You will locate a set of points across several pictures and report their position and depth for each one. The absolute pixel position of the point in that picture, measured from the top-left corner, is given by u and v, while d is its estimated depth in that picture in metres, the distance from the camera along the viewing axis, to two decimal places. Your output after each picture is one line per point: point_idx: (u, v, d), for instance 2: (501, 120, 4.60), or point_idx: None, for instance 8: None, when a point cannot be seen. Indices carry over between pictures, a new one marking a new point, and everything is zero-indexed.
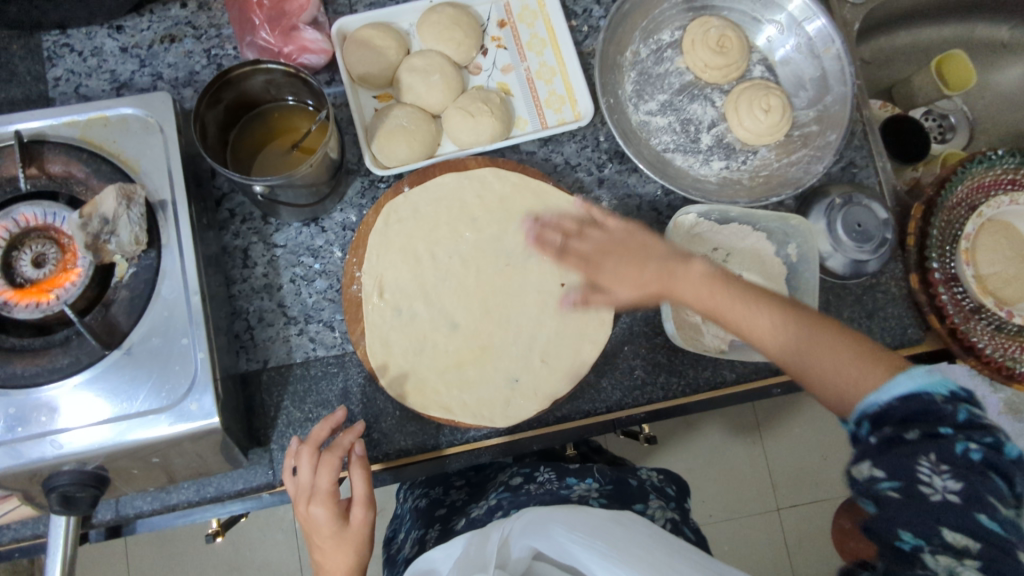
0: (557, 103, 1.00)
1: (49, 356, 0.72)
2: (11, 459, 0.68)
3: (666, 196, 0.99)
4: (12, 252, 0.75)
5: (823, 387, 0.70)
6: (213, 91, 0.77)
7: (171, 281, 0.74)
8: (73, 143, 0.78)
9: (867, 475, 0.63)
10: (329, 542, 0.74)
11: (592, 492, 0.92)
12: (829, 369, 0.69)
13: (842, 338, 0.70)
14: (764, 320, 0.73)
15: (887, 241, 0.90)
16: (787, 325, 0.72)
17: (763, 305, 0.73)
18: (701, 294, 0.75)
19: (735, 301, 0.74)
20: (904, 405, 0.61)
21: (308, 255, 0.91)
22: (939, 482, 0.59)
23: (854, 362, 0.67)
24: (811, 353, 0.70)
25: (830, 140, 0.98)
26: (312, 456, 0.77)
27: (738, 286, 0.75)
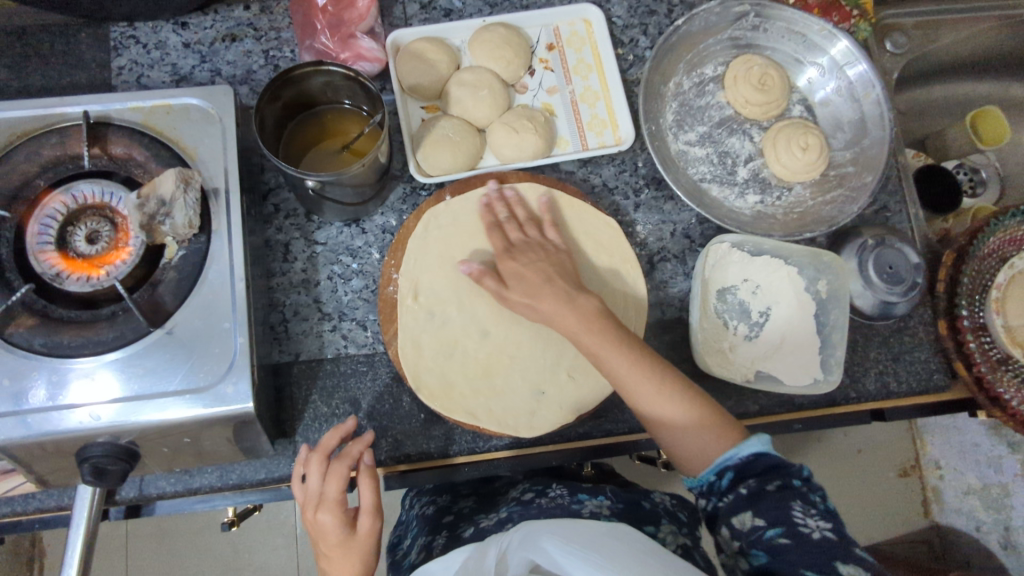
0: (599, 126, 1.02)
1: (95, 329, 0.74)
2: (22, 430, 0.69)
3: (700, 224, 1.00)
4: (67, 226, 0.77)
5: (673, 445, 0.77)
6: (275, 88, 0.80)
7: (218, 266, 0.76)
8: (136, 127, 0.81)
9: (749, 526, 0.69)
10: (336, 550, 0.74)
11: (603, 509, 0.92)
12: (682, 426, 0.75)
13: (703, 403, 0.77)
14: (640, 373, 0.75)
15: (918, 284, 0.91)
16: (657, 380, 0.76)
17: (643, 361, 0.76)
18: (583, 336, 0.76)
19: (621, 352, 0.76)
20: (759, 461, 0.72)
21: (347, 254, 0.93)
22: (813, 523, 0.68)
23: (714, 425, 0.75)
24: (678, 413, 0.75)
25: (866, 182, 0.99)
26: (321, 465, 0.76)
27: (615, 334, 0.77)
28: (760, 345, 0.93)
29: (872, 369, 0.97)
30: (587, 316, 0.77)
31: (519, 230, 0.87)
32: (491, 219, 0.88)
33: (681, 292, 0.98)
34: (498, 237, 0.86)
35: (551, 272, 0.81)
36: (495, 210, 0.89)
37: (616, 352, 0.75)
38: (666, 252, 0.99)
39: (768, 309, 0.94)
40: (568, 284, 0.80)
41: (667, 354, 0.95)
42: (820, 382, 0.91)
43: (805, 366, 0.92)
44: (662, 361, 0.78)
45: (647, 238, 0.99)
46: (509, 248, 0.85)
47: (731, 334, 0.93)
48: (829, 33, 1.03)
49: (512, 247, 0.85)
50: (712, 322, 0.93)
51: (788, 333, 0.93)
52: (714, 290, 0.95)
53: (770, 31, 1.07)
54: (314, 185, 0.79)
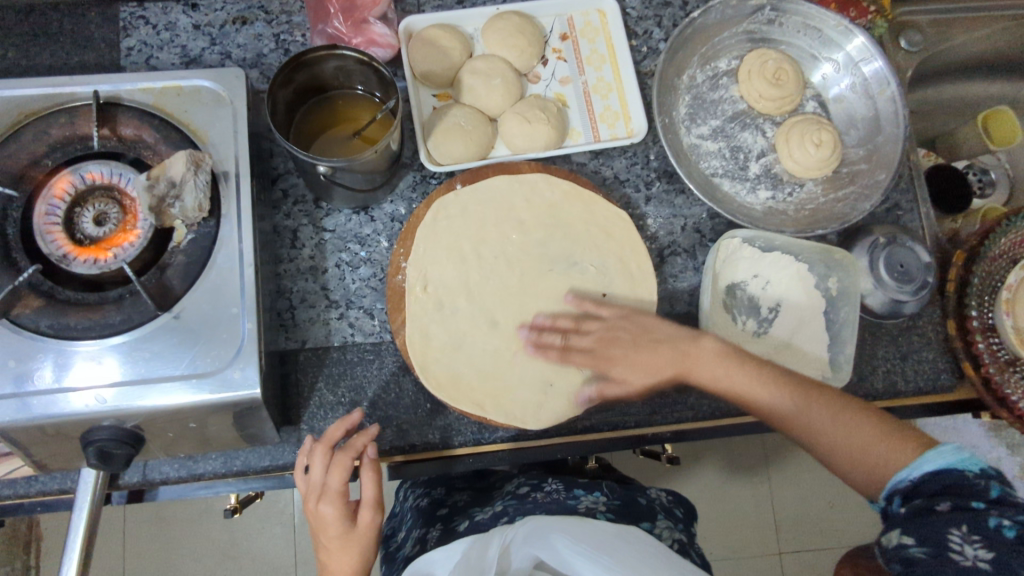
0: (612, 118, 1.01)
1: (101, 311, 0.73)
2: (18, 412, 0.68)
3: (711, 219, 1.00)
4: (74, 207, 0.77)
5: (854, 469, 0.73)
6: (288, 71, 0.79)
7: (227, 250, 0.76)
8: (147, 109, 0.80)
9: (896, 542, 0.65)
10: (335, 542, 0.74)
11: (599, 505, 0.92)
12: (856, 448, 0.73)
13: (864, 421, 0.74)
14: (788, 400, 0.77)
15: (928, 284, 0.91)
16: (811, 408, 0.76)
17: (789, 389, 0.77)
18: (727, 376, 0.79)
19: (760, 386, 0.78)
20: (935, 480, 0.65)
21: (355, 242, 0.92)
22: (970, 550, 0.60)
23: (879, 442, 0.72)
24: (830, 438, 0.75)
25: (878, 180, 0.99)
26: (325, 457, 0.76)
27: (758, 369, 0.79)
28: (769, 342, 0.92)
29: (879, 367, 0.97)
30: (731, 357, 0.80)
31: (584, 334, 0.84)
32: (554, 348, 0.85)
33: (691, 287, 0.97)
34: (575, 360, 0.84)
35: (651, 340, 0.82)
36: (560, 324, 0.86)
37: (761, 385, 0.78)
38: (676, 246, 0.99)
39: (777, 306, 0.94)
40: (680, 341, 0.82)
41: None
42: (828, 380, 0.91)
43: (813, 363, 0.92)
44: (814, 385, 0.78)
45: (657, 232, 0.99)
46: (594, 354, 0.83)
47: (740, 330, 0.93)
48: (846, 29, 1.02)
49: (595, 350, 0.83)
50: (721, 317, 0.93)
51: (797, 330, 0.93)
52: (724, 284, 0.95)
53: (785, 26, 1.07)
54: (326, 171, 0.78)
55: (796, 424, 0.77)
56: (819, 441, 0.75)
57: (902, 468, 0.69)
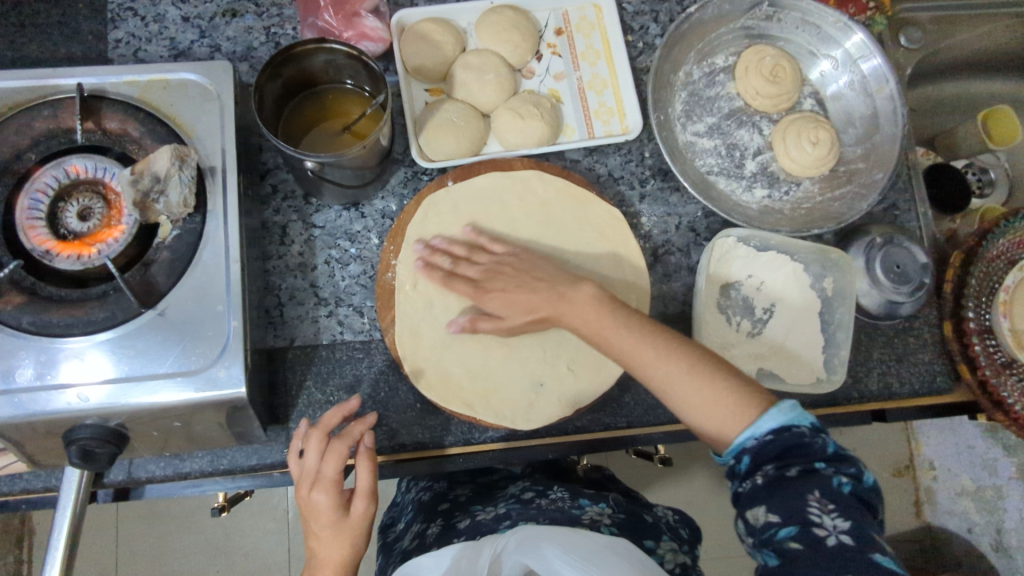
0: (607, 115, 1.00)
1: (84, 309, 0.72)
2: (11, 409, 0.67)
3: (706, 218, 0.98)
4: (58, 202, 0.75)
5: (693, 418, 0.66)
6: (276, 65, 0.78)
7: (213, 247, 0.74)
8: (132, 102, 0.79)
9: (762, 522, 0.60)
10: (326, 531, 0.72)
11: (603, 518, 0.90)
12: (695, 398, 0.66)
13: (714, 376, 0.66)
14: (647, 351, 0.69)
15: (926, 285, 0.89)
16: (671, 354, 0.68)
17: (646, 339, 0.70)
18: (590, 322, 0.73)
19: (620, 330, 0.71)
20: (777, 440, 0.61)
21: (345, 239, 0.91)
22: (829, 522, 0.58)
23: (726, 398, 0.65)
24: (682, 392, 0.67)
25: (876, 178, 0.97)
26: (320, 443, 0.76)
27: (621, 315, 0.73)
28: (763, 343, 0.91)
29: (875, 369, 0.96)
30: (597, 302, 0.74)
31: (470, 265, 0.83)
32: (440, 271, 0.83)
33: (685, 286, 0.96)
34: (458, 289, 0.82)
35: (533, 279, 0.79)
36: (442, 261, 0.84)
37: (621, 329, 0.71)
38: (670, 245, 0.97)
39: (772, 306, 0.93)
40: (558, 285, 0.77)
41: None
42: (823, 381, 0.90)
43: (808, 365, 0.91)
44: (673, 335, 0.70)
45: (651, 230, 0.98)
46: (477, 282, 0.81)
47: (734, 329, 0.91)
48: (844, 25, 1.01)
49: (478, 280, 0.81)
50: (716, 317, 0.92)
51: (791, 331, 0.92)
52: (719, 285, 0.94)
53: (784, 22, 1.05)
54: (313, 166, 0.77)
55: (651, 370, 0.69)
56: (666, 385, 0.68)
57: (744, 429, 0.63)
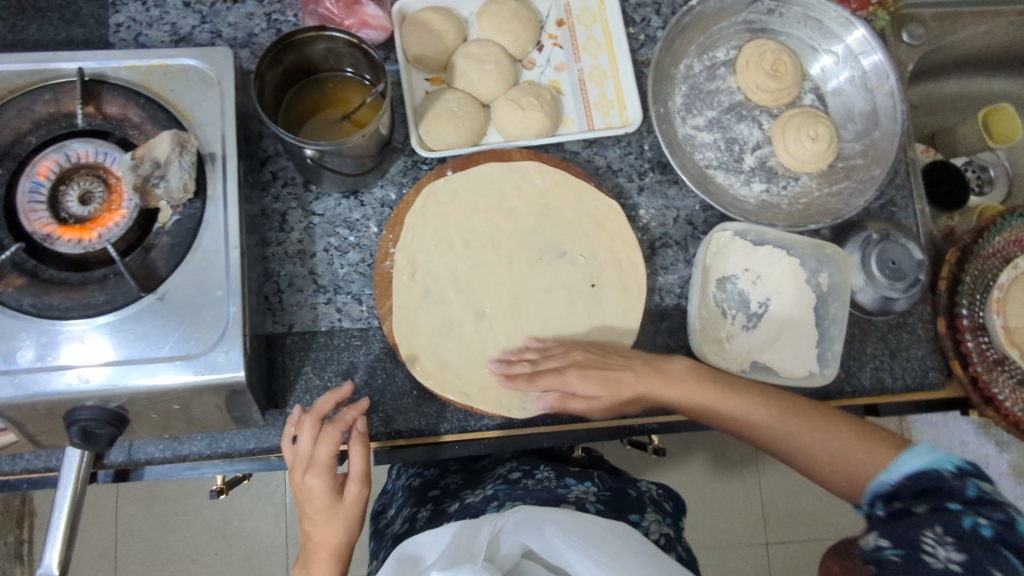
0: (607, 107, 1.00)
1: (85, 292, 0.73)
2: (14, 391, 0.67)
3: (704, 212, 0.99)
4: (59, 186, 0.76)
5: (835, 471, 0.75)
6: (276, 52, 0.78)
7: (213, 233, 0.75)
8: (133, 87, 0.79)
9: (872, 546, 0.62)
10: (321, 514, 0.75)
11: (589, 496, 0.93)
12: (842, 452, 0.75)
13: (843, 428, 0.77)
14: (762, 413, 0.80)
15: (920, 281, 0.90)
16: (791, 419, 0.79)
17: (763, 403, 0.80)
18: (697, 394, 0.81)
19: (732, 398, 0.81)
20: (914, 482, 0.65)
21: (344, 227, 0.91)
22: (942, 552, 0.57)
23: (854, 445, 0.75)
24: (811, 445, 0.77)
25: (874, 175, 0.98)
26: (314, 428, 0.76)
27: (730, 383, 0.82)
28: (758, 336, 0.92)
29: (868, 363, 0.97)
30: (696, 377, 0.82)
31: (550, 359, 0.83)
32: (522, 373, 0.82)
33: (681, 279, 0.97)
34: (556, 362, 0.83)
35: (618, 357, 0.84)
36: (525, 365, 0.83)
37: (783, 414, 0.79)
38: (668, 238, 0.98)
39: (767, 300, 0.94)
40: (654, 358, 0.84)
41: (663, 340, 0.94)
42: (815, 375, 0.91)
43: (800, 357, 0.91)
44: (787, 397, 0.81)
45: (649, 223, 0.98)
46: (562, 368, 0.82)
47: (728, 323, 0.93)
48: (846, 21, 1.01)
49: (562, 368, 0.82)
50: (710, 310, 0.93)
51: (786, 324, 0.93)
52: (714, 279, 0.94)
53: (786, 16, 1.05)
54: (312, 154, 0.77)
55: (767, 432, 0.80)
56: (799, 447, 0.78)
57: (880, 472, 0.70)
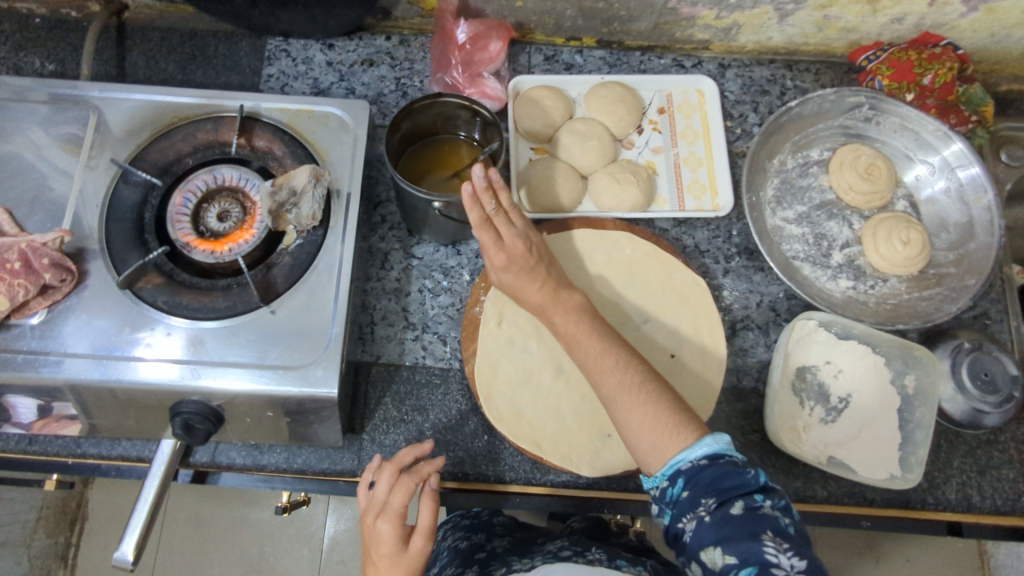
0: (699, 190, 1.04)
1: (211, 296, 0.80)
2: (131, 376, 0.74)
3: (788, 300, 1.00)
4: (203, 203, 0.85)
5: (630, 431, 0.70)
6: (398, 119, 0.86)
7: (328, 259, 0.82)
8: (281, 126, 0.89)
9: (719, 565, 0.60)
10: (383, 561, 0.72)
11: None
12: (642, 421, 0.68)
13: (633, 390, 0.70)
14: (610, 361, 0.74)
15: (1014, 398, 0.89)
16: (630, 374, 0.72)
17: (600, 342, 0.76)
18: (574, 326, 0.78)
19: (589, 336, 0.77)
20: (712, 468, 0.63)
21: (440, 272, 0.97)
22: (786, 561, 0.57)
23: (652, 416, 0.68)
24: (620, 396, 0.71)
25: (968, 285, 0.97)
26: (391, 476, 0.76)
27: (601, 329, 0.78)
28: (836, 431, 0.90)
29: (954, 478, 0.92)
30: (597, 329, 0.77)
31: (509, 222, 0.77)
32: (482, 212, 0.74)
33: (760, 363, 0.97)
34: (488, 230, 0.76)
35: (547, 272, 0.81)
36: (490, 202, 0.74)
37: (608, 355, 0.74)
38: (749, 321, 0.99)
39: (849, 397, 0.92)
40: (557, 281, 0.81)
41: (736, 422, 0.93)
42: (896, 479, 0.87)
43: (882, 460, 0.89)
44: (621, 346, 0.76)
45: (732, 304, 1.00)
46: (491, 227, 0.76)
47: (806, 414, 0.91)
48: (943, 135, 1.03)
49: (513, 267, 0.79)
50: (787, 398, 0.92)
51: (868, 423, 0.90)
52: (794, 366, 0.94)
53: (882, 125, 1.09)
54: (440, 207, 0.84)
55: (609, 385, 0.73)
56: (619, 397, 0.71)
57: (664, 450, 0.67)
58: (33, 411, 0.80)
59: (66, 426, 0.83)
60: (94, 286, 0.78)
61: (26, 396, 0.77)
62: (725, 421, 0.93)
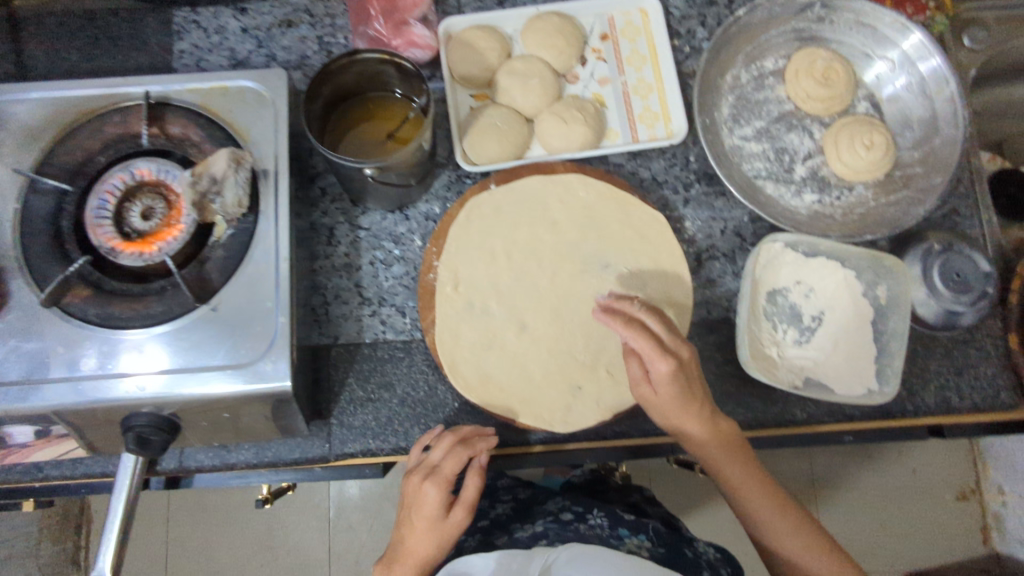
0: (651, 119, 0.99)
1: (143, 303, 0.76)
2: (71, 397, 0.71)
3: (753, 223, 0.97)
4: (124, 202, 0.80)
5: (786, 557, 0.79)
6: (315, 84, 0.81)
7: (264, 247, 0.77)
8: (193, 108, 0.83)
9: None
10: (422, 522, 0.76)
11: (642, 551, 0.82)
12: (801, 555, 0.78)
13: (790, 523, 0.79)
14: (757, 489, 0.80)
15: (988, 294, 0.86)
16: (776, 506, 0.80)
17: (745, 467, 0.79)
18: (725, 452, 0.79)
19: (734, 462, 0.79)
20: None
21: (390, 240, 0.93)
22: None
23: (813, 550, 0.77)
24: (778, 525, 0.79)
25: (934, 184, 0.94)
26: (449, 443, 0.78)
27: (736, 441, 0.80)
28: (811, 351, 0.89)
29: (932, 381, 0.92)
30: (738, 450, 0.80)
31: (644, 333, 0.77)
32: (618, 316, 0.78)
33: (729, 292, 0.94)
34: (642, 333, 0.76)
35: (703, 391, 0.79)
36: (625, 321, 0.78)
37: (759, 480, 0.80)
38: (714, 250, 0.96)
39: (821, 314, 0.91)
40: (703, 404, 0.78)
41: (710, 355, 0.91)
42: (874, 393, 0.87)
43: (858, 374, 0.88)
44: (751, 457, 0.80)
45: (695, 234, 0.96)
46: (655, 340, 0.77)
47: (779, 337, 0.90)
48: (902, 25, 0.98)
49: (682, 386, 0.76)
50: (759, 324, 0.90)
51: (843, 339, 0.89)
52: (764, 291, 0.92)
53: (836, 23, 1.02)
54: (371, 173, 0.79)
55: (758, 512, 0.80)
56: (773, 529, 0.79)
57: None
58: (31, 434, 0.79)
59: (64, 441, 0.81)
60: (19, 307, 0.74)
61: (22, 425, 0.74)
62: (698, 355, 0.91)
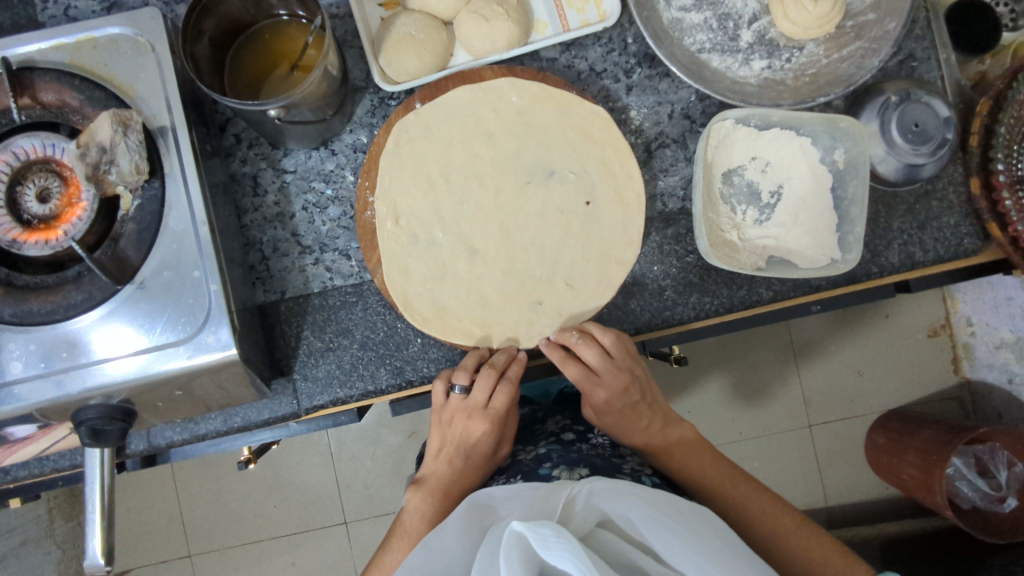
0: (580, 2, 0.90)
1: (62, 292, 0.71)
2: (11, 402, 0.68)
3: (701, 101, 0.90)
4: (15, 186, 0.72)
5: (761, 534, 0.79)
6: (195, 21, 0.72)
7: (178, 212, 0.71)
8: (65, 69, 0.74)
9: None
10: (474, 455, 0.84)
11: (644, 467, 0.84)
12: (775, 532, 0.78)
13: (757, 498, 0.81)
14: (720, 471, 0.84)
15: (948, 140, 0.81)
16: (744, 488, 0.82)
17: (702, 456, 0.85)
18: (679, 445, 0.85)
19: (691, 452, 0.85)
20: None
21: (319, 180, 0.87)
22: None
23: (784, 525, 0.79)
24: (747, 508, 0.80)
25: (888, 30, 0.88)
26: (492, 382, 0.80)
27: (690, 438, 0.87)
28: (772, 228, 0.87)
29: (895, 239, 0.90)
30: (692, 442, 0.86)
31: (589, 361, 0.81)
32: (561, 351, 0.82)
33: (682, 180, 0.90)
34: (575, 363, 0.81)
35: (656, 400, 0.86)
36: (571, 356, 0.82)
37: (719, 465, 0.84)
38: (664, 137, 0.91)
39: (779, 189, 0.87)
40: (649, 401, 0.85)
41: (670, 248, 0.89)
42: (836, 262, 0.86)
43: (820, 244, 0.86)
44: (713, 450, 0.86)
45: (642, 124, 0.91)
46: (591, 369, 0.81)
47: (738, 219, 0.87)
48: None
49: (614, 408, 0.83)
50: (716, 209, 0.87)
51: (806, 209, 0.86)
52: (719, 173, 0.88)
53: None
54: (277, 114, 0.71)
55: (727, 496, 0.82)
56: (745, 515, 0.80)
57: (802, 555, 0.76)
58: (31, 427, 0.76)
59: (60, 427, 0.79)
60: None
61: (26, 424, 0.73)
62: (658, 251, 0.89)
